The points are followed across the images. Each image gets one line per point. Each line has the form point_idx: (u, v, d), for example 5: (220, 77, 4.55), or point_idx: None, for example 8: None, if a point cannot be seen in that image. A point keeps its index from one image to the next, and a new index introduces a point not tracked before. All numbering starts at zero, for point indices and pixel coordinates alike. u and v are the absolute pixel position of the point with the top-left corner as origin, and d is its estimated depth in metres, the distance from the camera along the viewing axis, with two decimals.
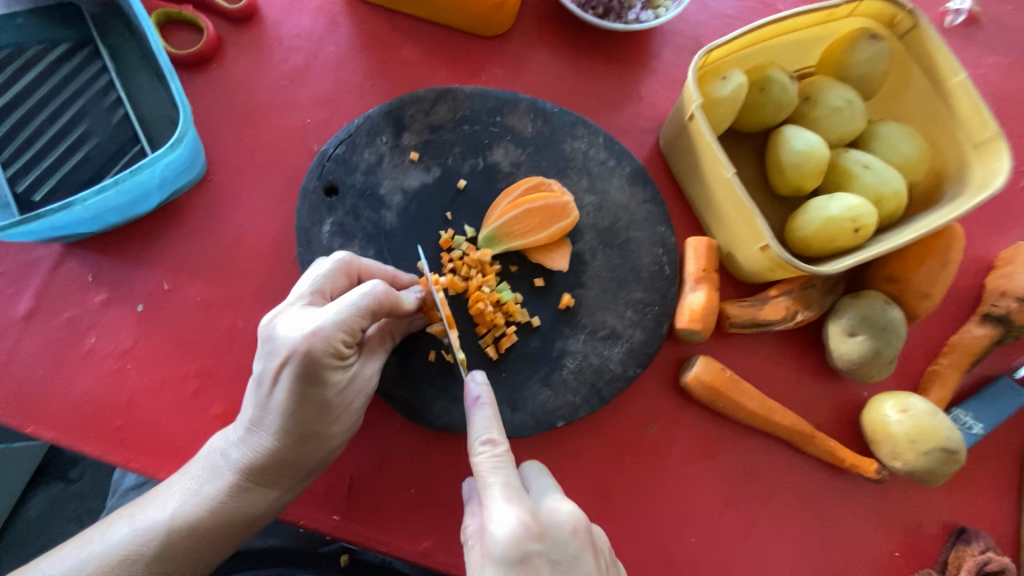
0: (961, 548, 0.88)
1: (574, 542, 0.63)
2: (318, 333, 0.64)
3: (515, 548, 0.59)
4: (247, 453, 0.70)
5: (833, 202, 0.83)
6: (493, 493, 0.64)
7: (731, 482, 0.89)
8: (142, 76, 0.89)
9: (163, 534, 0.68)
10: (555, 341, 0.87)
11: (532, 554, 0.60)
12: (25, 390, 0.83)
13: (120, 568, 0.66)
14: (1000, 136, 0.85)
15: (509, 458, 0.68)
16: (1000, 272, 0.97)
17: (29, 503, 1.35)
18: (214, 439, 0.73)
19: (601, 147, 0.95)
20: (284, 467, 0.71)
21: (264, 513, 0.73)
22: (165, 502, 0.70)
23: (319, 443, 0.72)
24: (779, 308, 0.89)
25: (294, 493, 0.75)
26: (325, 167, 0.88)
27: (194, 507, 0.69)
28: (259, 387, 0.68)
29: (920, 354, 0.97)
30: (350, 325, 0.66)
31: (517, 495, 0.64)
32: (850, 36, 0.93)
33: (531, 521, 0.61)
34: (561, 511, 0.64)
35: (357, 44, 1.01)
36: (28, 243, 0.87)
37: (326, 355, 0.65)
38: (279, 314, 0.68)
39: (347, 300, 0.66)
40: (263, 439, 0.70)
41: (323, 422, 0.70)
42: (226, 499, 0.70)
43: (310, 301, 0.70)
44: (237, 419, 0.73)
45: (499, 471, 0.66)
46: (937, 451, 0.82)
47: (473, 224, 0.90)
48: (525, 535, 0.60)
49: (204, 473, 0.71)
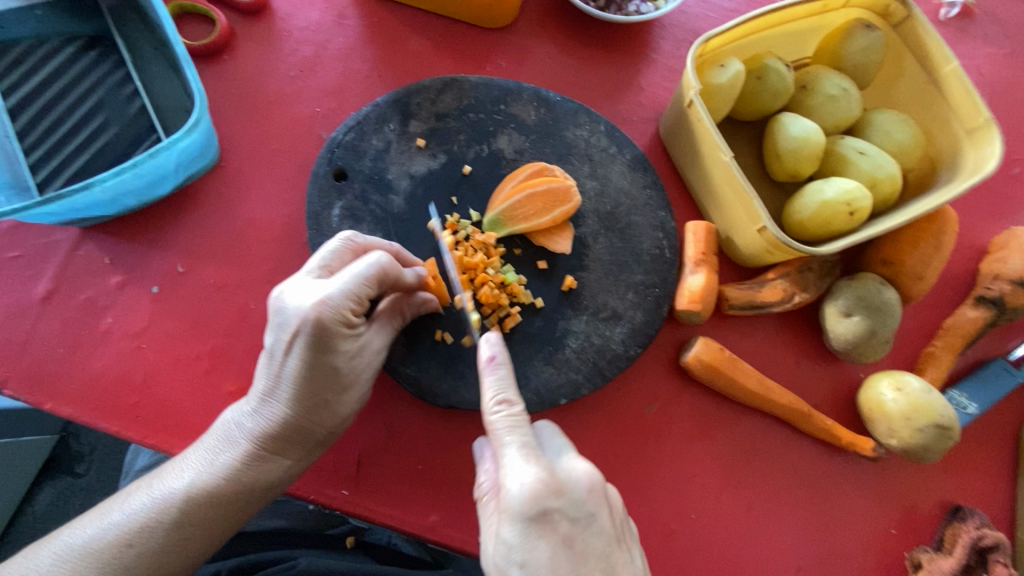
0: (956, 525, 0.89)
1: (591, 500, 0.66)
2: (328, 301, 0.67)
3: (531, 506, 0.62)
4: (260, 423, 0.72)
5: (828, 186, 0.85)
6: (510, 452, 0.67)
7: (730, 460, 0.91)
8: (158, 66, 0.92)
9: (182, 502, 0.70)
10: (558, 321, 0.89)
11: (549, 510, 0.63)
12: (43, 368, 0.85)
13: (141, 535, 0.68)
14: (991, 122, 0.88)
15: (525, 419, 0.70)
16: (994, 256, 0.99)
17: (37, 498, 1.37)
18: (227, 412, 0.75)
19: (603, 134, 0.98)
20: (297, 435, 0.73)
21: (279, 482, 0.74)
22: (182, 472, 0.72)
23: (330, 412, 0.73)
24: (777, 291, 0.91)
25: (308, 462, 0.76)
26: (335, 153, 0.91)
27: (209, 476, 0.71)
28: (271, 358, 0.70)
29: (916, 337, 0.99)
30: (357, 293, 0.69)
31: (535, 455, 0.67)
32: (846, 26, 0.96)
33: (548, 479, 0.64)
34: (576, 468, 0.67)
35: (365, 36, 1.04)
36: (47, 227, 0.90)
37: (335, 323, 0.68)
38: (288, 285, 0.71)
39: (353, 270, 0.70)
40: (276, 408, 0.72)
41: (333, 390, 0.72)
42: (241, 467, 0.72)
43: (321, 274, 0.72)
44: (250, 391, 0.75)
45: (516, 432, 0.68)
46: (932, 427, 0.85)
47: (478, 209, 0.92)
48: (542, 492, 0.63)
49: (218, 443, 0.73)
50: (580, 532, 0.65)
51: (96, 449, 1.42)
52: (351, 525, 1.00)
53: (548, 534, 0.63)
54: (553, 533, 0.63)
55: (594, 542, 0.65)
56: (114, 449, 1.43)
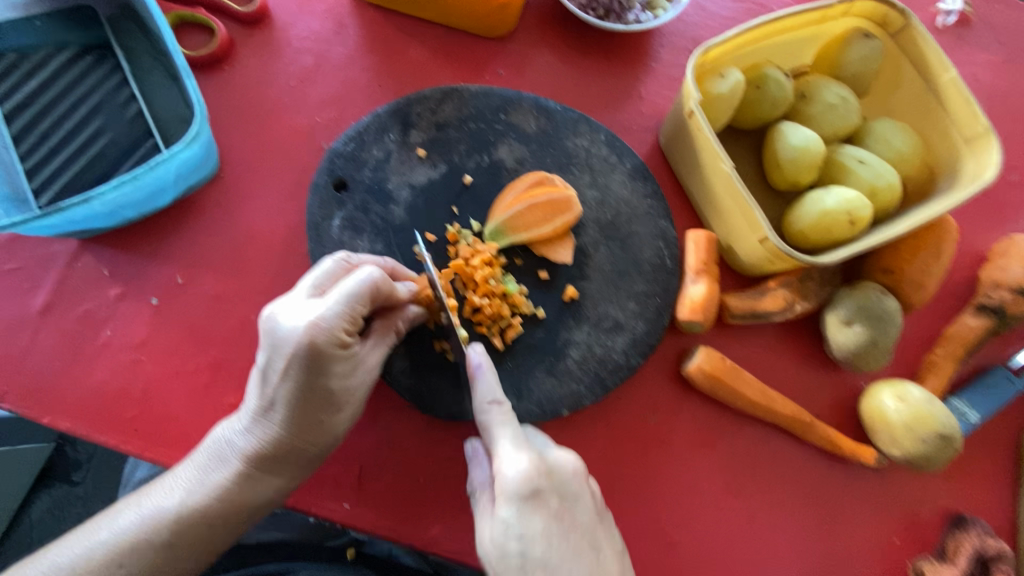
0: (958, 534, 0.90)
1: (576, 480, 0.70)
2: (320, 323, 0.66)
3: (526, 483, 0.66)
4: (253, 441, 0.72)
5: (829, 195, 0.85)
6: (502, 442, 0.69)
7: (732, 470, 0.91)
8: (156, 77, 0.92)
9: (172, 521, 0.69)
10: (559, 332, 0.89)
11: (541, 488, 0.66)
12: (41, 381, 0.85)
13: (130, 554, 0.67)
14: (990, 131, 0.88)
15: (514, 413, 0.72)
16: (994, 264, 0.99)
17: (33, 507, 1.36)
18: (218, 429, 0.75)
19: (603, 144, 0.98)
20: (289, 455, 0.73)
21: (270, 500, 0.74)
22: (172, 490, 0.72)
23: (324, 431, 0.73)
24: (778, 300, 0.91)
25: (299, 481, 0.76)
26: (335, 164, 0.90)
27: (200, 495, 0.71)
28: (264, 376, 0.70)
29: (917, 345, 0.99)
30: (351, 314, 0.68)
31: (525, 442, 0.69)
32: (845, 35, 0.96)
33: (539, 461, 0.67)
34: (562, 454, 0.71)
35: (364, 45, 1.03)
36: (45, 238, 0.89)
37: (329, 344, 0.67)
38: (280, 303, 0.70)
39: (348, 290, 0.68)
40: (268, 427, 0.71)
41: (328, 410, 0.72)
42: (233, 486, 0.71)
43: (315, 292, 0.72)
44: (242, 408, 0.74)
45: (506, 423, 0.71)
46: (934, 437, 0.85)
47: (479, 218, 0.92)
48: (534, 472, 0.66)
49: (209, 461, 0.73)
50: (569, 508, 0.68)
51: (93, 458, 1.40)
52: (350, 537, 1.00)
53: (541, 509, 0.66)
54: (545, 507, 0.66)
55: (583, 517, 0.69)
56: (111, 458, 1.41)
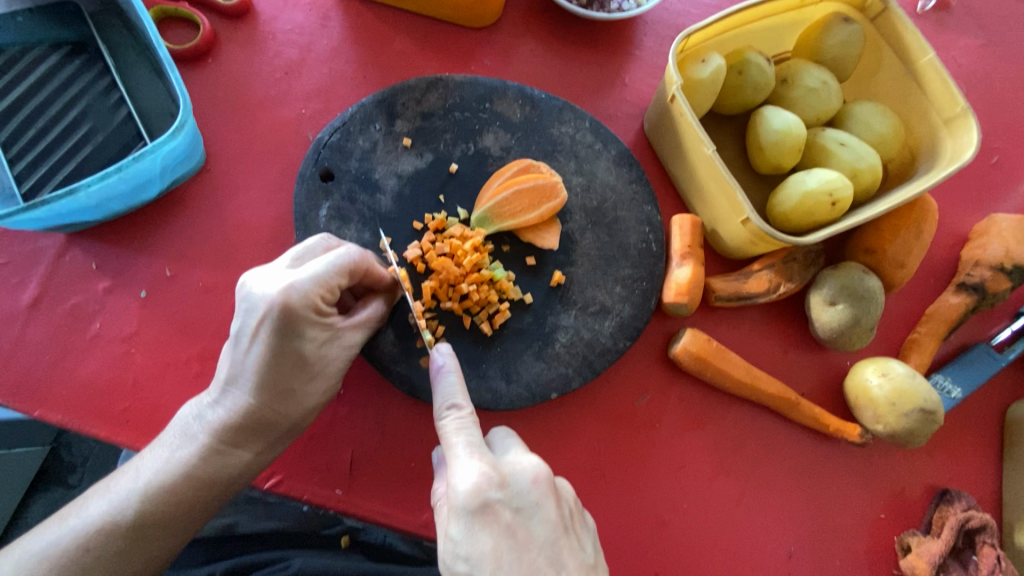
0: (944, 508, 0.91)
1: (535, 490, 0.67)
2: (295, 288, 0.67)
3: (474, 498, 0.64)
4: (220, 414, 0.71)
5: (810, 177, 0.86)
6: (456, 450, 0.68)
7: (721, 450, 0.92)
8: (142, 72, 0.92)
9: (139, 503, 0.68)
10: (547, 317, 0.90)
11: (491, 501, 0.64)
12: (32, 375, 0.85)
13: (97, 539, 0.67)
14: (968, 111, 0.89)
15: (473, 419, 0.71)
16: (974, 243, 1.01)
17: (30, 510, 1.35)
18: (186, 407, 0.74)
19: (588, 130, 0.98)
20: (259, 426, 0.72)
21: (239, 475, 0.73)
22: (138, 473, 0.70)
23: (296, 400, 0.73)
24: (763, 281, 0.92)
25: (270, 455, 0.75)
26: (321, 155, 0.91)
27: (166, 474, 0.70)
28: (236, 345, 0.70)
29: (901, 324, 1.00)
30: (329, 282, 0.70)
31: (479, 450, 0.68)
32: (825, 20, 0.97)
33: (491, 473, 0.65)
34: (521, 464, 0.68)
35: (349, 37, 1.04)
36: (32, 233, 0.90)
37: (305, 309, 0.68)
38: (255, 275, 0.71)
39: (327, 260, 0.70)
40: (238, 398, 0.71)
41: (301, 378, 0.72)
42: (200, 462, 0.71)
43: (295, 264, 0.73)
44: (212, 384, 0.74)
45: (461, 432, 0.70)
46: (916, 412, 0.86)
47: (465, 206, 0.93)
48: (484, 485, 0.64)
49: (176, 439, 0.72)
50: (525, 522, 0.65)
51: (88, 460, 1.40)
52: (346, 524, 0.98)
53: (490, 524, 0.64)
54: (496, 523, 0.64)
55: (540, 531, 0.66)
56: (106, 459, 1.41)
